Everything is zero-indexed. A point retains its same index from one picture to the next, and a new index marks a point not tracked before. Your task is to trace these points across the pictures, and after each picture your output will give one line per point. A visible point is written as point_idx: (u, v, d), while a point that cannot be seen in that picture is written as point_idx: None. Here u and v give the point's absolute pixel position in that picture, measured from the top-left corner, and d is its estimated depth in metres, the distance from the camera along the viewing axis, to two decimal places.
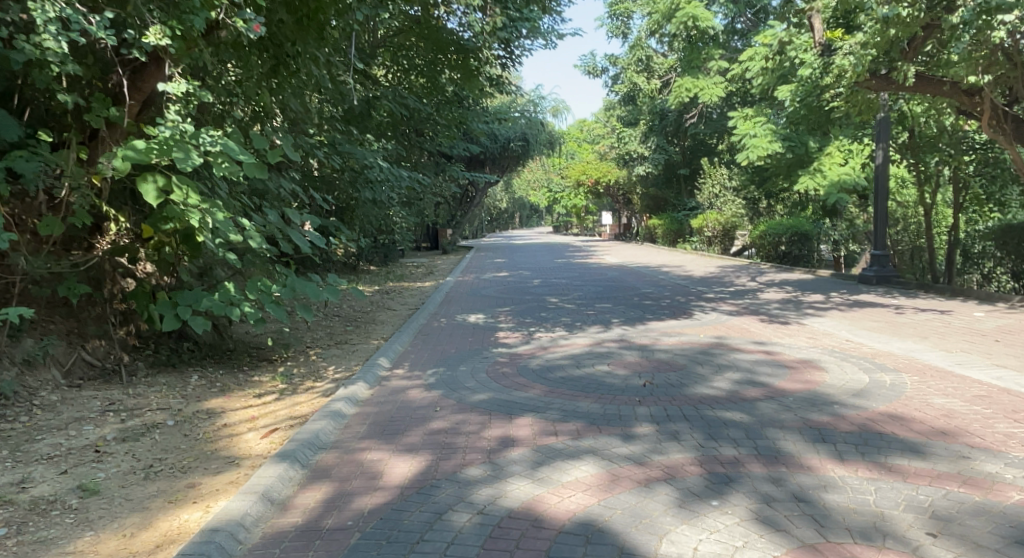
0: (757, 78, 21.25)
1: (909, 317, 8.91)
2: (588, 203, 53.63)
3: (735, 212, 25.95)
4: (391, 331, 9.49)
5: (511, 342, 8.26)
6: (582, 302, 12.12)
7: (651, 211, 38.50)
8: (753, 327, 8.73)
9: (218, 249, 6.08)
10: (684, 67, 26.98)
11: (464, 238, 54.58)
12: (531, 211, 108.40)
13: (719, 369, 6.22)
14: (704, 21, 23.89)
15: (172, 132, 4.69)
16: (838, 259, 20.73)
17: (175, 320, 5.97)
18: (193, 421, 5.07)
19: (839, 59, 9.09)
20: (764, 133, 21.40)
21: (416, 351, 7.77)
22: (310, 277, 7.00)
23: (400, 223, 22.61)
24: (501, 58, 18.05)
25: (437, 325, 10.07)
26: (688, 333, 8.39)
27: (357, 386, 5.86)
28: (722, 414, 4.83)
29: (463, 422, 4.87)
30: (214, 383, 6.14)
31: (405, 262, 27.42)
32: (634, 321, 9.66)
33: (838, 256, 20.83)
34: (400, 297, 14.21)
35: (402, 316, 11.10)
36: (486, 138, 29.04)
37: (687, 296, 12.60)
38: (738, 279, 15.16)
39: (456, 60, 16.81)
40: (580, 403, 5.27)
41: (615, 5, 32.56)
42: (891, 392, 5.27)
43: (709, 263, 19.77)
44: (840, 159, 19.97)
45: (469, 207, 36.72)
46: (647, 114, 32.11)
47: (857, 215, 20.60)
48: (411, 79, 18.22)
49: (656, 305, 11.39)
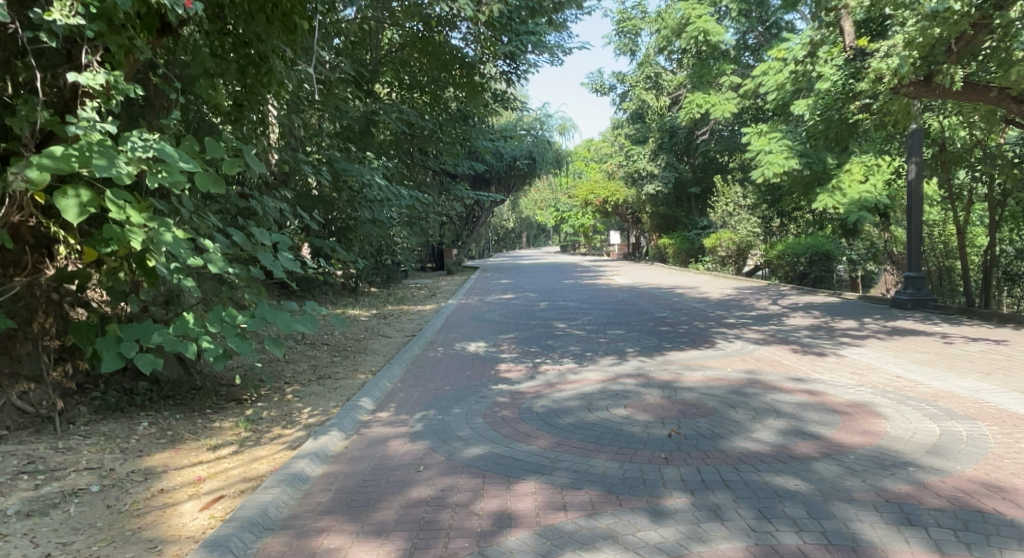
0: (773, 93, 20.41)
1: (960, 348, 7.95)
2: (596, 222, 52.85)
3: (749, 232, 24.63)
4: (381, 362, 8.59)
5: (513, 377, 7.34)
6: (592, 328, 11.18)
7: (660, 230, 37.62)
8: (786, 359, 7.78)
9: (171, 275, 5.25)
10: (694, 82, 26.23)
11: (469, 258, 53.72)
12: (539, 230, 107.68)
13: (758, 416, 5.28)
14: (716, 35, 23.18)
15: (94, 135, 3.86)
16: (854, 279, 19.98)
17: (119, 358, 5.11)
18: (123, 486, 4.18)
19: (875, 62, 8.13)
20: (779, 149, 20.55)
21: (405, 389, 6.85)
22: (286, 303, 6.13)
23: (401, 243, 21.81)
24: (507, 74, 17.40)
25: (433, 355, 9.14)
26: (714, 366, 7.45)
27: (329, 436, 4.96)
28: (772, 481, 3.91)
29: (451, 488, 3.95)
30: (165, 432, 5.26)
31: (407, 283, 26.54)
32: (650, 351, 8.73)
33: (854, 276, 20.08)
34: (398, 322, 13.32)
35: (396, 344, 10.21)
36: (491, 157, 28.31)
37: (706, 322, 11.67)
38: (758, 303, 14.20)
39: (459, 78, 16.21)
40: (594, 460, 4.35)
41: (622, 22, 31.99)
42: (974, 448, 4.33)
43: (725, 284, 18.77)
44: (860, 176, 19.27)
45: (475, 227, 35.89)
46: (656, 132, 31.36)
47: (878, 235, 19.67)
48: (414, 97, 17.67)
49: (673, 332, 10.45)
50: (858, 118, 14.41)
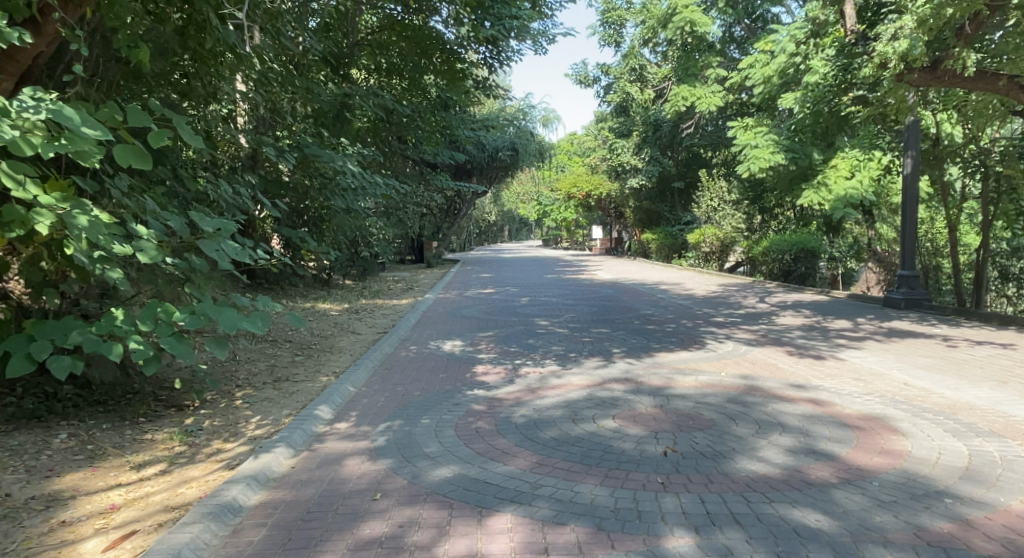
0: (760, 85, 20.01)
1: (966, 352, 7.47)
2: (578, 216, 52.28)
3: (734, 227, 24.02)
4: (346, 362, 7.92)
5: (490, 381, 6.71)
6: (575, 327, 10.60)
7: (642, 225, 37.11)
8: (784, 363, 7.22)
9: (93, 265, 4.58)
10: (680, 74, 25.70)
11: (449, 252, 52.91)
12: (520, 224, 106.86)
13: (762, 431, 4.72)
14: (703, 26, 22.66)
15: None
16: (833, 277, 19.66)
17: (31, 360, 4.44)
18: (17, 517, 3.52)
19: (882, 45, 7.63)
20: (766, 143, 20.06)
21: (370, 395, 6.17)
22: (235, 298, 5.41)
23: (376, 234, 21.03)
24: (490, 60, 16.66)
25: (404, 355, 8.45)
26: (708, 369, 6.87)
27: (274, 455, 4.30)
28: (790, 514, 3.33)
29: (410, 524, 3.32)
30: (86, 444, 4.59)
31: (385, 276, 25.74)
32: (638, 352, 8.14)
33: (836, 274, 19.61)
34: (370, 317, 12.64)
35: (366, 342, 9.53)
36: (471, 147, 27.63)
37: (694, 321, 11.12)
38: (746, 301, 13.69)
39: (439, 65, 15.68)
40: (580, 486, 3.75)
41: (607, 13, 31.38)
42: (1014, 474, 3.79)
43: (710, 281, 18.30)
44: (847, 172, 18.45)
45: (455, 219, 35.14)
46: (640, 125, 30.80)
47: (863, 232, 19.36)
48: (393, 82, 16.99)
49: (661, 331, 9.89)
50: (852, 112, 13.98)
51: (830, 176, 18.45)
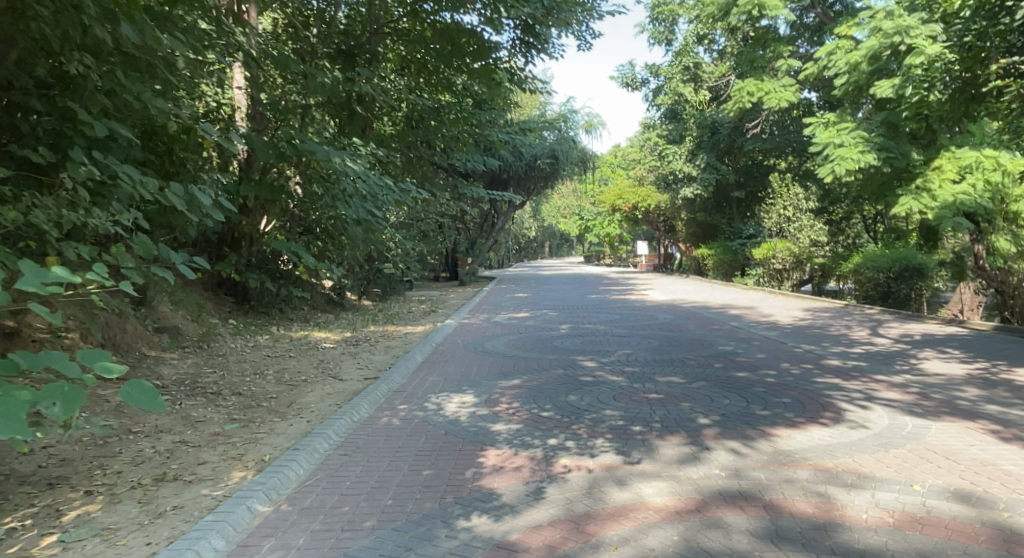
0: (859, 71, 17.16)
1: None
2: (622, 231, 49.03)
3: (812, 241, 20.29)
4: (293, 437, 5.20)
5: (504, 492, 3.93)
6: (637, 372, 7.72)
7: (696, 240, 33.81)
8: (1010, 464, 4.23)
9: None
10: (745, 69, 22.70)
11: (484, 268, 49.97)
12: (561, 240, 103.64)
13: None
14: (775, 9, 19.66)
15: None
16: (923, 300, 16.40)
17: None
18: None
19: None
20: (853, 140, 16.89)
21: (281, 533, 3.41)
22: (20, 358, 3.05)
23: (395, 249, 18.48)
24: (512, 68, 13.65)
25: (384, 423, 5.72)
26: (884, 478, 3.93)
27: None
28: None
29: None
30: None
31: (410, 295, 23.10)
32: (742, 428, 5.22)
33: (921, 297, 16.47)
34: (370, 352, 10.07)
35: (342, 394, 6.85)
36: (507, 153, 25.12)
37: (803, 364, 8.11)
38: (854, 334, 10.55)
39: (471, 65, 12.91)
40: None
41: (658, 8, 28.70)
42: None
43: (793, 305, 15.08)
44: (954, 174, 14.67)
45: (490, 233, 32.36)
46: (695, 129, 27.70)
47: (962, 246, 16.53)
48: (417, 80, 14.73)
49: (763, 383, 6.91)
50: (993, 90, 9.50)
51: (933, 180, 15.08)
